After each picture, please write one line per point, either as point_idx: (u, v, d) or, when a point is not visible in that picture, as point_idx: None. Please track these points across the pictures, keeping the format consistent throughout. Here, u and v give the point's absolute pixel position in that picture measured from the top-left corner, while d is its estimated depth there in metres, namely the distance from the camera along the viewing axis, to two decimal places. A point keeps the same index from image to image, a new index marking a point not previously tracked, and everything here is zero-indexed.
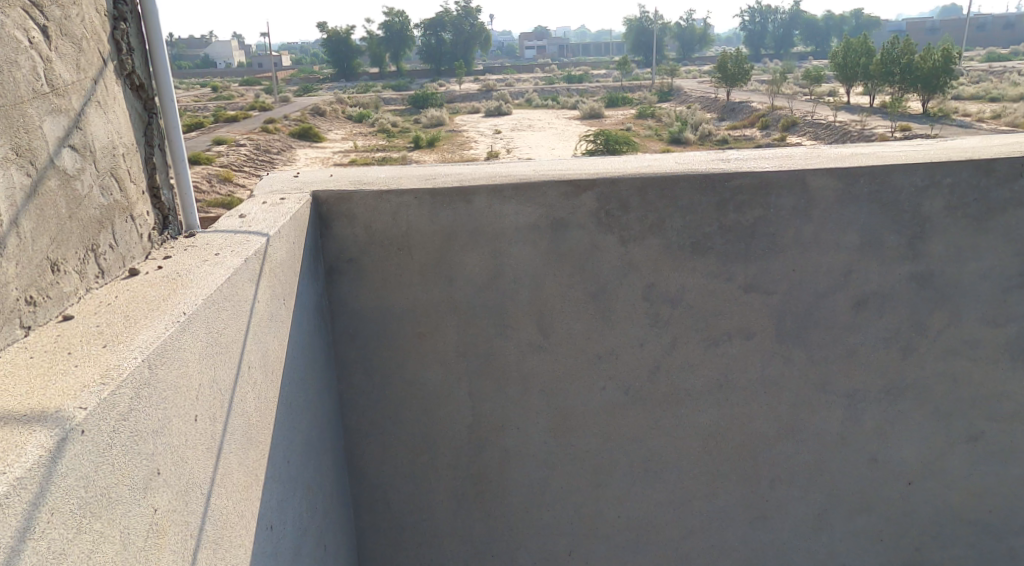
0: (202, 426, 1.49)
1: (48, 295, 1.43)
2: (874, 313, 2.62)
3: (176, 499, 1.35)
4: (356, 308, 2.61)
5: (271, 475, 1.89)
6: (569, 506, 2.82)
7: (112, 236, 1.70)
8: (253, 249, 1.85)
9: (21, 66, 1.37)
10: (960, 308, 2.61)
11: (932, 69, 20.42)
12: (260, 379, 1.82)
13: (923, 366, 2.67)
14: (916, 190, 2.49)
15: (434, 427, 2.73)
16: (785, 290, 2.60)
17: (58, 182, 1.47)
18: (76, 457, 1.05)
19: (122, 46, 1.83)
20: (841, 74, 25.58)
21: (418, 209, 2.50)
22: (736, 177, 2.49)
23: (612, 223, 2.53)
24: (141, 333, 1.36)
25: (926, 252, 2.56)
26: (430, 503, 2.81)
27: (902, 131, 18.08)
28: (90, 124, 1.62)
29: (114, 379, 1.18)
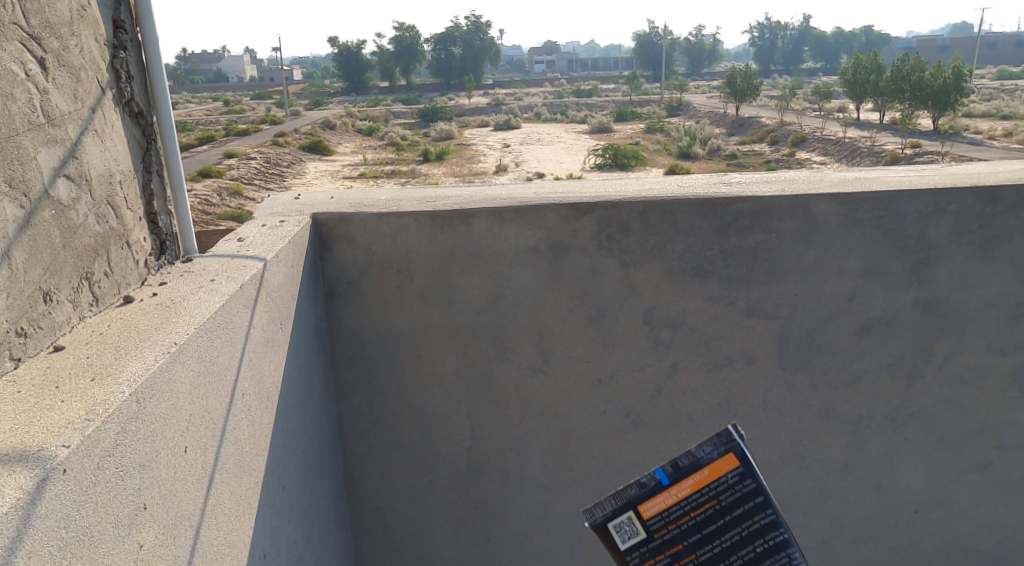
0: (193, 457, 1.48)
1: (40, 325, 1.44)
2: (878, 340, 2.59)
3: (163, 533, 1.33)
4: (355, 330, 2.59)
5: (265, 502, 1.87)
6: (568, 531, 2.77)
7: (107, 263, 1.70)
8: (249, 275, 1.85)
9: (16, 99, 1.39)
10: (965, 335, 2.58)
11: (943, 87, 20.38)
12: (255, 406, 1.81)
13: (929, 395, 2.63)
14: (920, 217, 2.47)
15: (433, 450, 2.71)
16: (788, 314, 2.57)
17: (52, 212, 1.48)
18: (57, 498, 1.05)
19: (121, 74, 1.84)
20: (851, 90, 25.52)
21: (417, 231, 2.49)
22: (738, 201, 2.47)
23: (612, 246, 2.52)
24: (131, 365, 1.36)
25: (931, 278, 2.53)
26: (428, 526, 2.76)
27: (914, 146, 18.11)
28: (87, 152, 1.63)
29: (99, 415, 1.18)
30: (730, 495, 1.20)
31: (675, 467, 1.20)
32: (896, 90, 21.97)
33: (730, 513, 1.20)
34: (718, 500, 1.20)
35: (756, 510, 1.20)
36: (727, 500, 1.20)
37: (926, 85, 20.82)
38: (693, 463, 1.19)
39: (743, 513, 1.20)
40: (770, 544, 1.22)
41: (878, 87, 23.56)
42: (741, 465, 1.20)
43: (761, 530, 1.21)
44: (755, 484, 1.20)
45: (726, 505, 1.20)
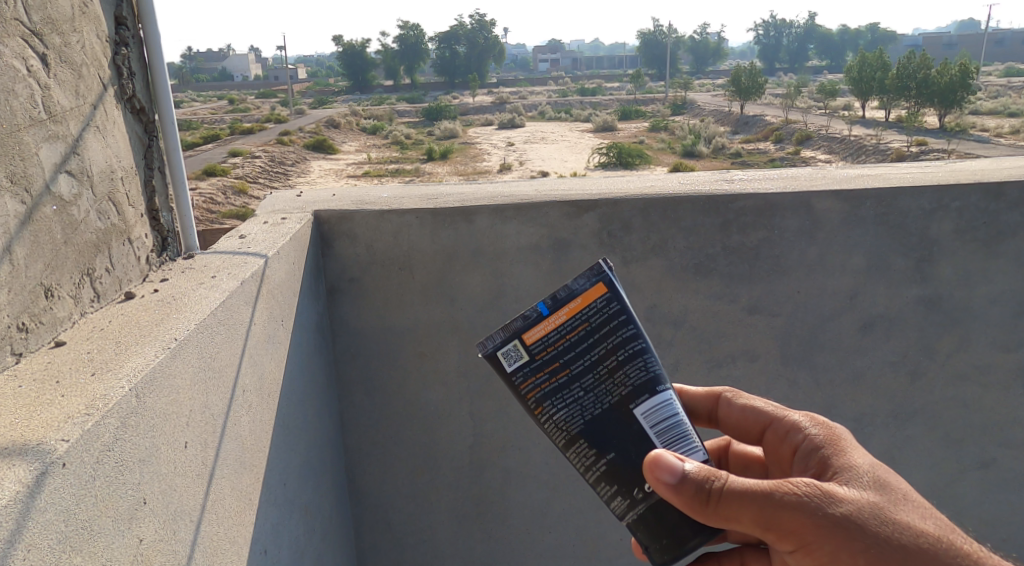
0: (193, 453, 1.48)
1: (41, 321, 1.44)
2: (881, 337, 2.58)
3: (163, 528, 1.34)
4: (356, 327, 2.59)
5: (265, 498, 1.86)
6: (570, 528, 2.77)
7: (108, 260, 1.71)
8: (250, 271, 1.86)
9: (18, 94, 1.40)
10: (969, 332, 2.57)
11: (950, 84, 20.26)
12: (255, 402, 1.82)
13: (933, 392, 2.62)
14: (923, 214, 2.47)
15: (435, 447, 2.71)
16: (790, 312, 2.56)
17: (54, 208, 1.48)
18: (56, 491, 1.06)
19: (123, 71, 1.84)
20: (857, 88, 25.42)
21: (419, 229, 2.50)
22: (740, 199, 2.46)
23: (614, 244, 2.50)
24: (131, 360, 1.37)
25: (934, 275, 2.52)
26: (430, 524, 2.76)
27: (919, 143, 18.07)
28: (88, 149, 1.64)
29: (99, 410, 1.19)
30: (600, 318, 1.15)
31: (555, 300, 1.15)
32: (901, 87, 21.90)
33: (601, 335, 1.15)
34: (591, 325, 1.15)
35: (621, 329, 1.16)
36: (596, 322, 1.15)
37: (932, 82, 20.73)
38: (568, 295, 1.15)
39: (611, 331, 1.15)
40: (632, 352, 1.16)
41: (884, 85, 23.48)
42: (609, 292, 1.16)
43: (622, 343, 1.15)
44: (617, 304, 1.16)
45: (597, 327, 1.15)
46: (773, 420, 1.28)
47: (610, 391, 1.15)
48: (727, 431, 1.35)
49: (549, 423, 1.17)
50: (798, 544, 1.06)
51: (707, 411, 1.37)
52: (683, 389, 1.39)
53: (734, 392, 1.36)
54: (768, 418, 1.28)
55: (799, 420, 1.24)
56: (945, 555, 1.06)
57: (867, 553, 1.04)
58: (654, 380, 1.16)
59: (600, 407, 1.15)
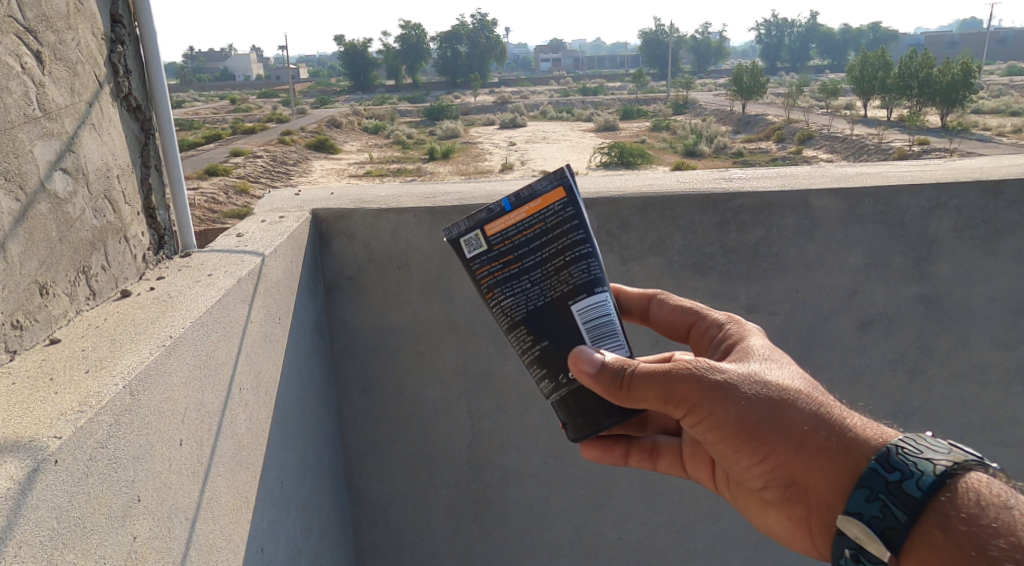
0: (188, 450, 1.48)
1: (36, 318, 1.44)
2: (881, 335, 2.57)
3: (157, 526, 1.34)
4: (354, 326, 2.59)
5: (262, 496, 1.86)
6: (569, 527, 2.76)
7: (104, 257, 1.71)
8: (246, 270, 1.86)
9: (12, 91, 1.40)
10: (968, 330, 2.57)
11: (952, 83, 20.23)
12: (252, 400, 1.81)
13: (932, 391, 2.61)
14: (922, 212, 2.46)
15: (433, 446, 2.70)
16: (789, 310, 2.55)
17: (49, 205, 1.49)
18: (48, 488, 1.05)
19: (119, 68, 1.84)
20: (859, 86, 25.39)
21: (417, 227, 2.49)
22: (738, 197, 2.46)
23: (612, 243, 2.49)
24: (125, 358, 1.37)
25: (933, 273, 2.51)
26: (428, 522, 2.75)
27: (921, 143, 18.03)
28: (84, 146, 1.64)
29: (92, 407, 1.18)
30: (554, 219, 1.31)
31: (518, 198, 1.31)
32: (904, 86, 21.88)
33: (554, 235, 1.31)
34: (546, 224, 1.31)
35: (573, 233, 1.32)
36: (551, 223, 1.31)
37: (934, 81, 20.69)
38: (530, 194, 1.31)
39: (562, 234, 1.31)
40: (578, 254, 1.32)
41: (887, 83, 23.43)
42: (567, 197, 1.31)
43: (571, 245, 1.32)
44: (572, 209, 1.32)
45: (551, 227, 1.31)
46: (698, 319, 1.52)
47: (554, 287, 1.33)
48: (657, 327, 1.60)
49: (497, 306, 1.37)
50: (685, 409, 1.25)
51: (640, 309, 1.61)
52: (624, 290, 1.64)
53: (666, 295, 1.60)
54: (693, 317, 1.53)
55: (718, 319, 1.48)
56: (803, 406, 1.21)
57: (737, 409, 1.22)
58: (593, 282, 1.33)
59: (543, 299, 1.33)
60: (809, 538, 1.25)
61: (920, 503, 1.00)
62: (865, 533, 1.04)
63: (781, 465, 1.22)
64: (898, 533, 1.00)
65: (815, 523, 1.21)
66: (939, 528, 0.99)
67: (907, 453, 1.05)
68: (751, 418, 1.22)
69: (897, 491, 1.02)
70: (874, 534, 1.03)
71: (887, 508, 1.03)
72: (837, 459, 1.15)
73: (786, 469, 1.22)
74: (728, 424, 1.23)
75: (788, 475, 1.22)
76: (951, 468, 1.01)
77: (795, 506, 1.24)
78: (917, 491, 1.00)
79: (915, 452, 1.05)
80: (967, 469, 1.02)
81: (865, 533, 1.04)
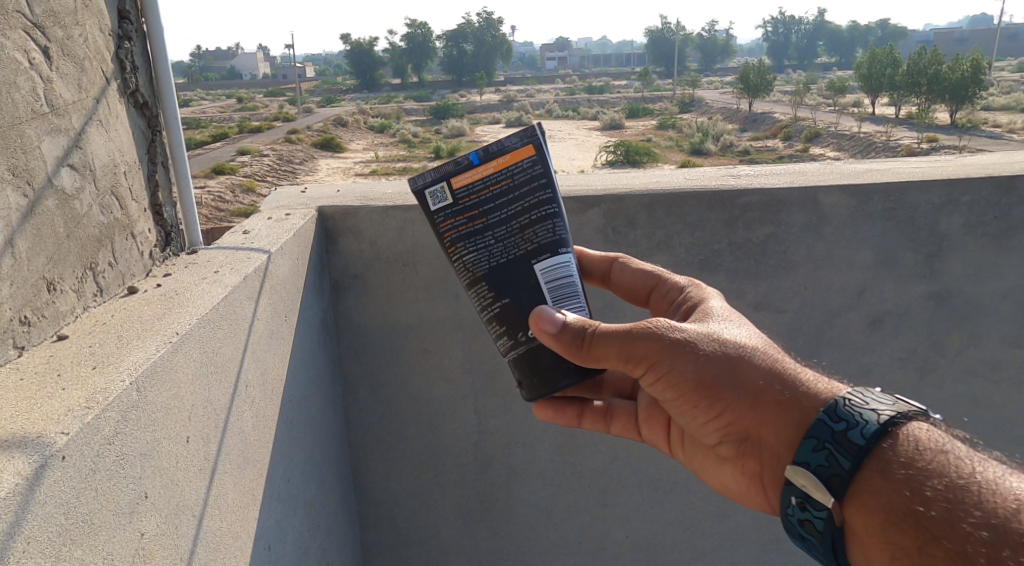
0: (195, 447, 1.48)
1: (43, 314, 1.44)
2: (890, 333, 2.55)
3: (165, 523, 1.34)
4: (360, 324, 2.59)
5: (269, 493, 1.86)
6: (575, 525, 2.76)
7: (111, 254, 1.71)
8: (253, 267, 1.85)
9: (20, 87, 1.40)
10: (979, 328, 2.55)
11: (962, 80, 20.10)
12: (258, 398, 1.81)
13: (942, 388, 2.59)
14: (933, 208, 2.44)
15: (439, 443, 2.70)
16: (798, 308, 2.53)
17: (56, 201, 1.49)
18: (56, 484, 1.05)
19: (126, 64, 1.84)
20: (867, 84, 25.26)
21: (423, 224, 2.49)
22: (747, 194, 2.44)
23: (619, 240, 2.48)
24: (132, 354, 1.37)
25: (944, 270, 2.50)
26: (435, 520, 2.75)
27: (929, 141, 17.93)
28: (91, 142, 1.64)
29: (99, 403, 1.18)
30: (522, 177, 1.38)
31: (486, 154, 1.38)
32: (912, 84, 21.76)
33: (521, 192, 1.39)
34: (514, 181, 1.38)
35: (540, 191, 1.39)
36: (519, 180, 1.38)
37: (943, 79, 20.57)
38: (500, 150, 1.38)
39: (529, 192, 1.39)
40: (543, 213, 1.40)
41: (895, 81, 23.31)
42: (536, 155, 1.39)
43: (537, 204, 1.39)
44: (538, 169, 1.39)
45: (519, 185, 1.39)
46: (658, 284, 1.60)
47: (516, 245, 1.39)
48: (619, 290, 1.68)
49: (459, 260, 1.43)
50: (646, 368, 1.30)
51: (601, 272, 1.69)
52: (588, 254, 1.71)
53: (627, 259, 1.68)
54: (654, 281, 1.61)
55: (678, 283, 1.55)
56: (758, 362, 1.27)
57: (694, 365, 1.27)
58: (556, 242, 1.41)
59: (505, 257, 1.40)
60: (760, 491, 1.31)
61: (863, 451, 1.08)
62: (810, 482, 1.12)
63: (736, 420, 1.27)
64: (842, 480, 1.09)
65: (766, 476, 1.27)
66: (879, 473, 1.07)
67: (852, 405, 1.13)
68: (707, 373, 1.27)
69: (842, 440, 1.10)
70: (819, 482, 1.11)
71: (832, 456, 1.10)
72: (789, 412, 1.21)
73: (739, 424, 1.27)
74: (685, 381, 1.28)
75: (741, 431, 1.27)
76: (893, 417, 1.10)
77: (748, 460, 1.30)
78: (860, 440, 1.08)
79: (860, 404, 1.12)
80: (905, 419, 1.10)
81: (812, 481, 1.12)
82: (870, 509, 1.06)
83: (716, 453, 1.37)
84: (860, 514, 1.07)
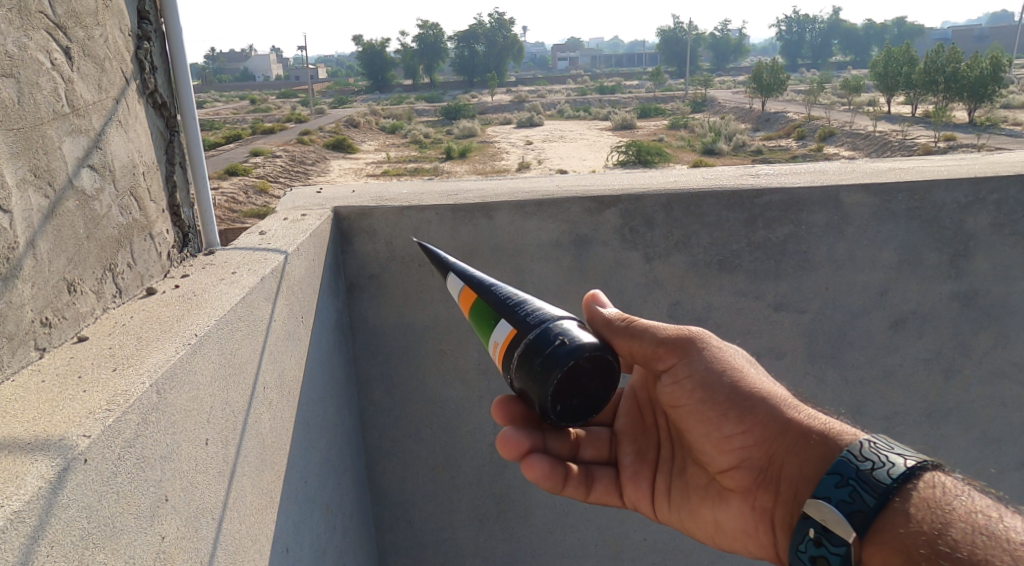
0: (213, 450, 1.47)
1: (64, 316, 1.44)
2: (914, 334, 2.51)
3: (185, 526, 1.33)
4: (376, 324, 2.58)
5: (286, 495, 1.85)
6: (593, 527, 2.73)
7: (130, 255, 1.71)
8: (270, 268, 1.85)
9: (42, 87, 1.40)
10: (1006, 328, 2.51)
11: (980, 77, 19.87)
12: (276, 399, 1.81)
13: (968, 390, 2.55)
14: (959, 207, 2.41)
15: (455, 445, 2.69)
16: (818, 309, 2.50)
17: (76, 201, 1.49)
18: (78, 488, 1.05)
19: (145, 65, 1.84)
20: (883, 82, 25.01)
21: (439, 225, 2.46)
22: (767, 193, 2.41)
23: (636, 240, 2.45)
24: (152, 356, 1.36)
25: (970, 269, 2.46)
26: (450, 522, 2.73)
27: (946, 139, 17.78)
28: (111, 143, 1.64)
29: (120, 406, 1.18)
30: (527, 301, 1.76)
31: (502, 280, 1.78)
32: (928, 82, 21.57)
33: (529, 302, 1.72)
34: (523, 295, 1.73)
35: None
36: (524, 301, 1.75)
37: (961, 76, 20.33)
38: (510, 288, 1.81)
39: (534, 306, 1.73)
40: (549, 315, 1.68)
41: (911, 79, 23.08)
42: None
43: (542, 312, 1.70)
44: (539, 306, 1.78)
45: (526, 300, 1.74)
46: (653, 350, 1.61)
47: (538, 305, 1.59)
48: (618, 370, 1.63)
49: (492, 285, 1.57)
50: (677, 364, 1.41)
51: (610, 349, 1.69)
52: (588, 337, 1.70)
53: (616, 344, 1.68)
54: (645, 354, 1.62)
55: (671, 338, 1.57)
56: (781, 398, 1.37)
57: (727, 376, 1.38)
58: None
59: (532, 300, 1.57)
60: (768, 530, 1.33)
61: (888, 490, 1.10)
62: (830, 517, 1.13)
63: (760, 445, 1.33)
64: (865, 516, 1.10)
65: (779, 510, 1.30)
66: (903, 513, 1.08)
67: (878, 449, 1.17)
68: (741, 387, 1.36)
69: (867, 477, 1.12)
70: (841, 517, 1.12)
71: (856, 493, 1.12)
72: (813, 446, 1.27)
73: (762, 447, 1.33)
74: (718, 389, 1.37)
75: (763, 456, 1.33)
76: (918, 463, 1.13)
77: (762, 493, 1.34)
78: (886, 479, 1.11)
79: (886, 447, 1.17)
80: (929, 467, 1.14)
81: (831, 515, 1.13)
82: (890, 548, 1.07)
83: (723, 486, 1.40)
84: (880, 554, 1.08)
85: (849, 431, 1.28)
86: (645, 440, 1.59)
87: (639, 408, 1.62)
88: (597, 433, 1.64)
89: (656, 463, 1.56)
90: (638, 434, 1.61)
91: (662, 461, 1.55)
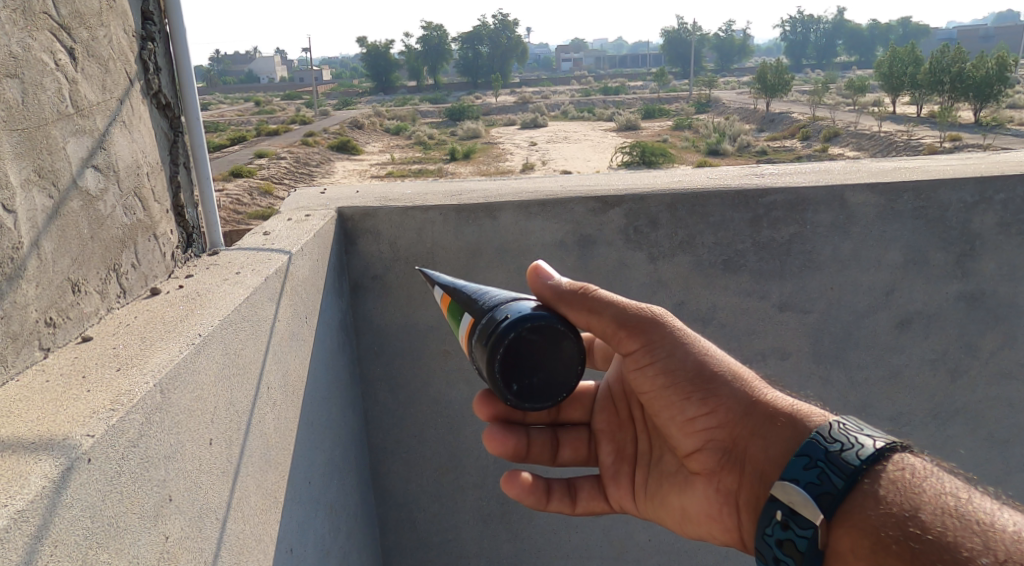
0: (217, 450, 1.47)
1: (68, 315, 1.45)
2: (920, 334, 2.50)
3: (189, 526, 1.33)
4: (380, 325, 2.57)
5: (290, 495, 1.85)
6: (597, 528, 2.72)
7: (134, 255, 1.71)
8: (274, 268, 1.85)
9: (46, 88, 1.40)
10: (1013, 329, 2.50)
11: (985, 78, 19.80)
12: (279, 399, 1.80)
13: (975, 390, 2.54)
14: (965, 207, 2.39)
15: (459, 445, 2.68)
16: (824, 309, 2.49)
17: (80, 202, 1.49)
18: (82, 487, 1.05)
19: (149, 66, 1.84)
20: (888, 82, 24.95)
21: (443, 225, 2.46)
22: (772, 193, 2.40)
23: (640, 240, 2.45)
24: (155, 356, 1.36)
25: (976, 269, 2.45)
26: (454, 523, 2.73)
27: (952, 139, 17.72)
28: (115, 143, 1.64)
29: (123, 406, 1.18)
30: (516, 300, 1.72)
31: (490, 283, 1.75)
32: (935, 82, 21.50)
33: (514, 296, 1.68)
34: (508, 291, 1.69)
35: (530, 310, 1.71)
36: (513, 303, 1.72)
37: (967, 77, 20.26)
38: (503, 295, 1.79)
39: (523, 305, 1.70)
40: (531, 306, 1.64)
41: (917, 79, 23.01)
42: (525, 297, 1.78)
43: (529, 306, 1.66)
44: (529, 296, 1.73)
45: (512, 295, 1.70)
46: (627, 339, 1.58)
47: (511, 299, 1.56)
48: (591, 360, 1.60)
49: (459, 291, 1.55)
50: (642, 347, 1.36)
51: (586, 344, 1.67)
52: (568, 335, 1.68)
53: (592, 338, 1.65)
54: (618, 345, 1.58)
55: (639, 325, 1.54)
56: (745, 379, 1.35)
57: (692, 357, 1.35)
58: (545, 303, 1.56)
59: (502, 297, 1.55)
60: (732, 513, 1.32)
61: (857, 472, 1.08)
62: (798, 499, 1.10)
63: (724, 428, 1.32)
64: (833, 498, 1.08)
65: (743, 493, 1.29)
66: (872, 496, 1.06)
67: (847, 430, 1.15)
68: (704, 369, 1.34)
69: (836, 459, 1.10)
70: (808, 499, 1.09)
71: (824, 474, 1.10)
72: (778, 427, 1.26)
73: (725, 429, 1.32)
74: (682, 371, 1.35)
75: (727, 438, 1.32)
76: (887, 445, 1.11)
77: (726, 475, 1.32)
78: (855, 460, 1.09)
79: (854, 428, 1.15)
80: (898, 449, 1.12)
81: (799, 497, 1.10)
82: (858, 530, 1.04)
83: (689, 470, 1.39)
84: (848, 536, 1.05)
85: (817, 412, 1.27)
86: (623, 435, 1.57)
87: (616, 399, 1.59)
88: (578, 431, 1.62)
89: (634, 456, 1.54)
90: (615, 429, 1.58)
91: (638, 452, 1.54)
